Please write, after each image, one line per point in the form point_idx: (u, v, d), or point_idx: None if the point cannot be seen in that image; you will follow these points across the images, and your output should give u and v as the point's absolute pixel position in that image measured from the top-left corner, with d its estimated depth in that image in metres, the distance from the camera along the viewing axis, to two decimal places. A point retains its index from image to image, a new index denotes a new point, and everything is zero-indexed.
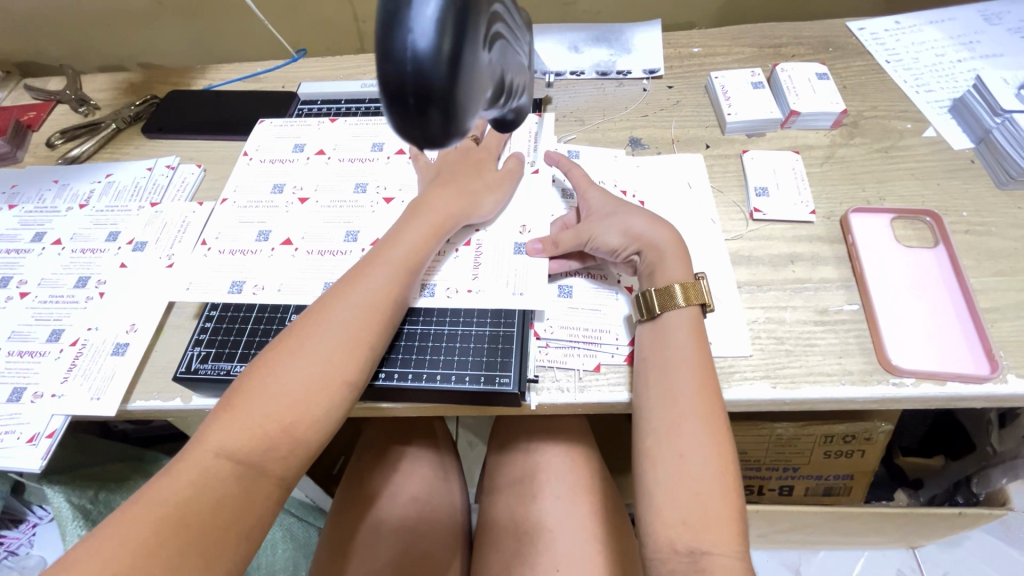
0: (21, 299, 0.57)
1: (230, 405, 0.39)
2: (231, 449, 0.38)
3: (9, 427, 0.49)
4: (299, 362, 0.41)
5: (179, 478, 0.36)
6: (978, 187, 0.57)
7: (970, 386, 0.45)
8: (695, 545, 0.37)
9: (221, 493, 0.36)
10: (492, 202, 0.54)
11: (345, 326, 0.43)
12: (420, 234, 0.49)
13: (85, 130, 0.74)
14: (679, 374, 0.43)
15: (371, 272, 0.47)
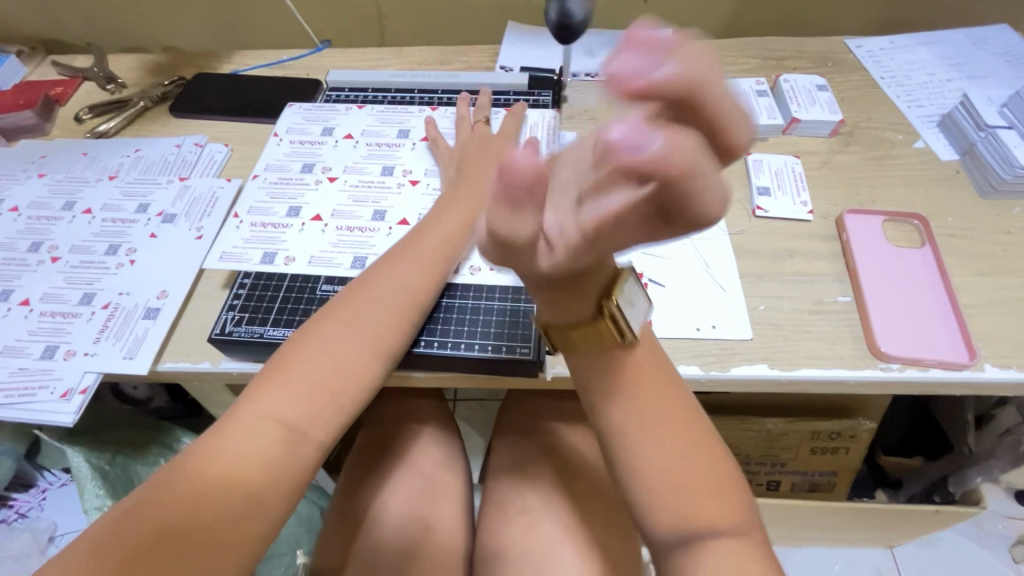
0: (53, 263, 0.59)
1: (272, 373, 0.41)
2: (275, 415, 0.39)
3: (44, 382, 0.51)
4: (340, 338, 0.44)
5: (220, 444, 0.37)
6: (962, 195, 0.61)
7: (950, 373, 0.49)
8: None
9: (264, 460, 0.38)
10: None
11: (384, 310, 0.46)
12: (457, 223, 0.53)
13: (114, 106, 0.76)
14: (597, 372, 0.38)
15: (404, 262, 0.49)
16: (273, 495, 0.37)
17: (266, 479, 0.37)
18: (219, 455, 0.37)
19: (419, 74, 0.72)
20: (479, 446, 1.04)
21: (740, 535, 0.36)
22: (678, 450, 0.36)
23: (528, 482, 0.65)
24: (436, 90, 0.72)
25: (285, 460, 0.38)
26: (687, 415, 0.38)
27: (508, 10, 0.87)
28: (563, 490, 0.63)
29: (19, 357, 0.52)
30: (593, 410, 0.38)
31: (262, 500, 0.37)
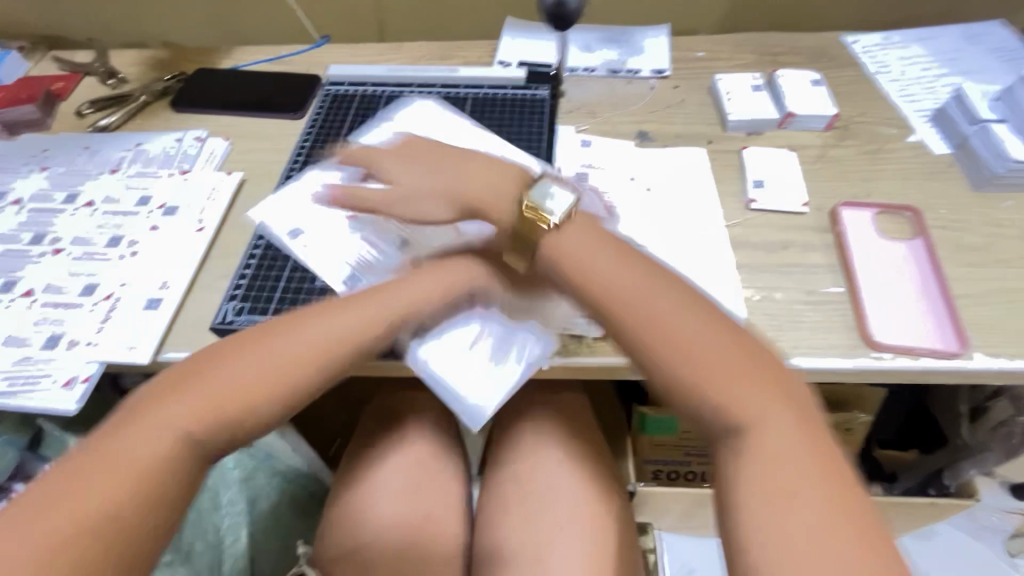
0: (55, 255, 0.60)
1: (188, 377, 0.42)
2: (175, 421, 0.39)
3: (46, 371, 0.51)
4: (276, 352, 0.44)
5: (111, 442, 0.38)
6: (955, 188, 0.62)
7: (943, 361, 0.50)
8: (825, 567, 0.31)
9: (152, 466, 0.38)
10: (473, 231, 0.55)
11: (332, 333, 0.46)
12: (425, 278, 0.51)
13: (115, 101, 0.76)
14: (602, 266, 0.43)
15: (374, 289, 0.49)
16: (158, 500, 0.37)
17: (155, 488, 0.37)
18: (115, 451, 0.37)
19: (418, 69, 0.73)
20: None
21: (793, 424, 0.36)
22: (790, 435, 0.35)
23: (525, 470, 0.66)
24: (435, 85, 0.73)
25: (173, 465, 0.38)
26: (726, 325, 0.40)
27: (506, 7, 0.87)
28: (559, 479, 0.64)
29: (22, 346, 0.53)
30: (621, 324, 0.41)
31: (141, 509, 0.36)
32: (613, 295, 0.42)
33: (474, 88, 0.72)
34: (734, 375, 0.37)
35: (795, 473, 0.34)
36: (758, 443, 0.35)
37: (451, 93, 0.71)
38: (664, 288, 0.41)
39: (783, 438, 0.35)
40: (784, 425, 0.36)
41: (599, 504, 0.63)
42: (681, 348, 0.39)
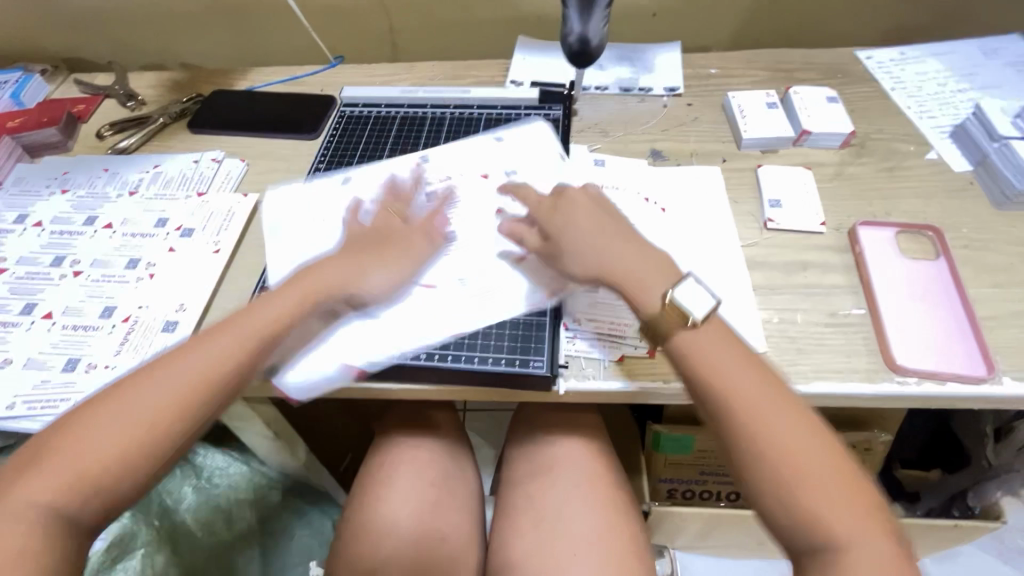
0: (74, 278, 0.60)
1: (85, 424, 0.40)
2: (78, 476, 0.38)
3: (65, 395, 0.52)
4: (166, 388, 0.42)
5: (18, 501, 0.37)
6: (977, 207, 0.61)
7: (969, 387, 0.48)
8: (835, 541, 0.36)
9: (50, 515, 0.37)
10: (386, 274, 0.52)
11: (218, 356, 0.44)
12: (294, 292, 0.48)
13: (134, 123, 0.78)
14: (736, 373, 0.42)
15: (269, 298, 0.48)
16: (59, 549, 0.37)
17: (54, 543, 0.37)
18: (15, 510, 0.37)
19: (431, 89, 0.74)
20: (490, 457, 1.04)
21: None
22: (805, 440, 0.39)
23: (538, 492, 0.65)
24: (448, 105, 0.73)
25: (80, 511, 0.38)
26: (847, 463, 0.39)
27: (518, 26, 0.88)
28: (573, 500, 0.63)
29: (42, 370, 0.53)
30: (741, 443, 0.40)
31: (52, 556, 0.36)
32: (737, 404, 0.41)
33: (487, 108, 0.73)
34: (754, 386, 0.41)
35: (810, 471, 0.38)
36: (775, 448, 0.39)
37: (464, 114, 0.72)
38: (794, 415, 0.40)
39: (801, 443, 0.39)
40: (797, 432, 0.39)
41: (615, 526, 0.61)
42: (712, 365, 0.42)
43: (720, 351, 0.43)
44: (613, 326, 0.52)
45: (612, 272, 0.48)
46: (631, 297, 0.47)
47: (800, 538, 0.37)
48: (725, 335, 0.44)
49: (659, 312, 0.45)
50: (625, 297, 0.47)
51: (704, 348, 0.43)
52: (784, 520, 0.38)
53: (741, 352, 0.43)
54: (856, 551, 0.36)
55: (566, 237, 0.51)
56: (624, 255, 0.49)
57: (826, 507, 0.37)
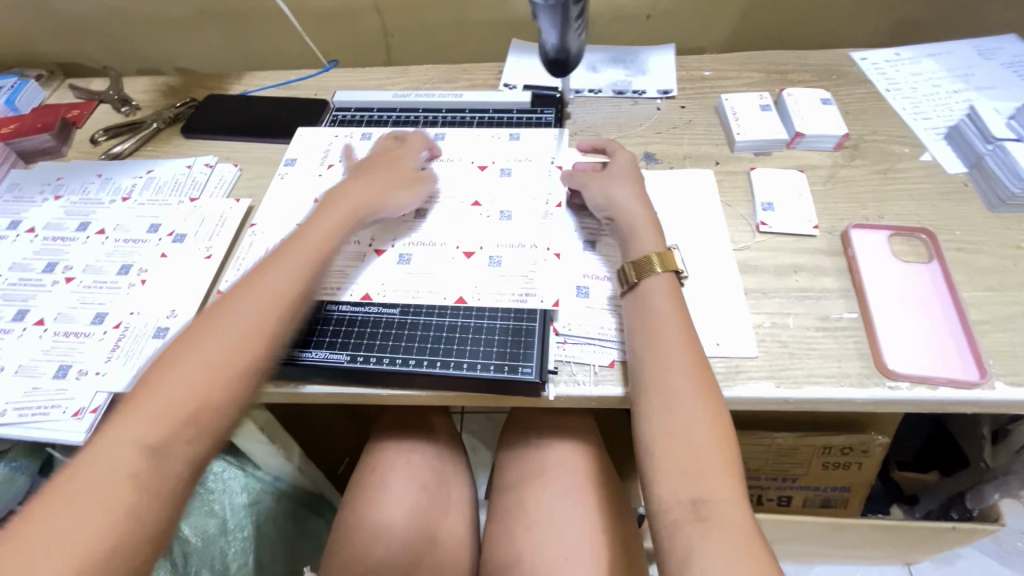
0: (66, 284, 0.60)
1: (169, 362, 0.41)
2: (182, 392, 0.40)
3: (56, 401, 0.52)
4: (244, 312, 0.44)
5: (114, 435, 0.38)
6: (971, 209, 0.60)
7: (960, 391, 0.48)
8: (697, 494, 0.39)
9: (163, 432, 0.38)
10: (403, 199, 0.58)
11: (287, 276, 0.48)
12: (330, 224, 0.52)
13: (127, 128, 0.78)
14: (663, 336, 0.46)
15: (312, 224, 0.52)
16: (167, 468, 0.38)
17: (163, 465, 0.38)
18: (113, 441, 0.38)
19: (424, 93, 0.74)
20: (487, 459, 1.04)
21: (755, 542, 0.37)
22: (697, 406, 0.42)
23: (528, 498, 0.65)
24: (441, 109, 0.73)
25: (194, 427, 0.39)
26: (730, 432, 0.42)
27: (512, 28, 0.88)
28: (563, 506, 0.63)
29: (33, 376, 0.54)
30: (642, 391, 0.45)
31: (162, 476, 0.38)
32: (647, 359, 0.46)
33: (480, 112, 0.73)
34: (677, 353, 0.45)
35: (694, 430, 0.41)
36: (669, 405, 0.43)
37: (456, 118, 0.72)
38: (697, 377, 0.44)
39: (692, 407, 0.42)
40: (696, 400, 0.43)
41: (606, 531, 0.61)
42: (652, 328, 0.47)
43: (668, 311, 0.48)
44: (605, 259, 0.58)
45: (626, 217, 0.55)
46: (631, 237, 0.53)
47: (669, 487, 0.40)
48: (680, 298, 0.49)
49: (655, 254, 0.51)
50: (625, 238, 0.54)
51: (652, 304, 0.49)
52: (663, 468, 0.41)
53: (680, 301, 0.49)
54: (717, 505, 0.38)
55: (602, 178, 0.59)
56: (643, 213, 0.55)
57: (701, 462, 0.40)
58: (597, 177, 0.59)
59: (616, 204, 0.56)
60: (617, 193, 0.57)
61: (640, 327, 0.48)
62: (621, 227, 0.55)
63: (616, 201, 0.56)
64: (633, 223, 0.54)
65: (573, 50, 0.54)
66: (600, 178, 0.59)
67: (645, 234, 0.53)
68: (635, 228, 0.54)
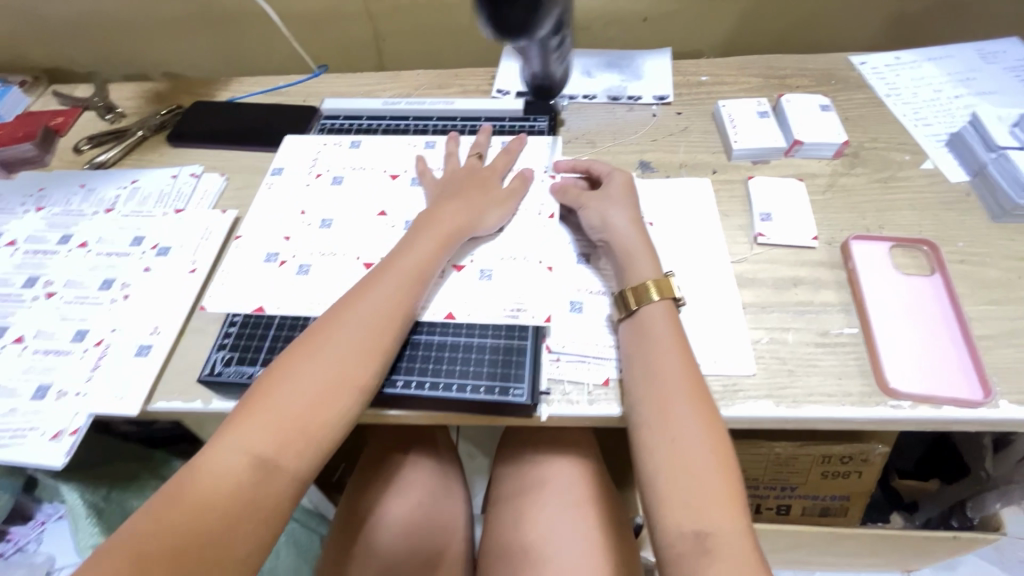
0: (47, 299, 0.59)
1: (280, 378, 0.43)
2: (287, 415, 0.41)
3: (34, 424, 0.50)
4: (352, 334, 0.46)
5: (229, 442, 0.40)
6: (973, 219, 0.59)
7: (964, 411, 0.47)
8: (700, 526, 0.38)
9: (266, 454, 0.40)
10: (497, 216, 0.57)
11: (390, 297, 0.48)
12: (429, 245, 0.53)
13: (112, 136, 0.76)
14: (663, 361, 0.45)
15: (412, 242, 0.53)
16: (275, 484, 0.40)
17: (272, 481, 0.39)
18: (226, 452, 0.39)
19: (414, 101, 0.73)
20: (484, 466, 1.03)
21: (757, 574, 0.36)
22: (697, 434, 0.41)
23: (523, 516, 0.63)
24: (432, 118, 0.72)
25: (297, 451, 0.41)
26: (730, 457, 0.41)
27: None
28: (560, 525, 0.61)
29: (11, 398, 0.52)
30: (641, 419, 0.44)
31: (270, 490, 0.39)
32: (647, 385, 0.45)
33: (471, 120, 0.72)
34: (677, 380, 0.44)
35: (694, 459, 0.40)
36: (669, 434, 0.42)
37: (448, 126, 0.71)
38: (695, 402, 0.43)
39: (692, 436, 0.41)
40: (698, 428, 0.42)
41: (605, 549, 0.59)
42: (650, 354, 0.46)
43: (666, 336, 0.47)
44: (601, 282, 0.56)
45: (622, 242, 0.54)
46: (628, 263, 0.52)
47: (671, 518, 0.39)
48: (677, 323, 0.48)
49: (652, 282, 0.50)
50: (620, 264, 0.53)
51: (651, 329, 0.48)
52: (665, 498, 0.40)
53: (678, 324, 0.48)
54: (719, 538, 0.37)
55: (597, 202, 0.57)
56: (639, 240, 0.53)
57: (704, 493, 0.39)
58: (594, 196, 0.58)
59: (612, 228, 0.55)
60: (613, 215, 0.55)
61: (638, 353, 0.47)
62: (616, 252, 0.54)
63: (612, 225, 0.55)
64: (629, 248, 0.53)
65: (561, 75, 0.63)
66: (597, 199, 0.57)
67: (643, 261, 0.52)
68: (630, 253, 0.53)
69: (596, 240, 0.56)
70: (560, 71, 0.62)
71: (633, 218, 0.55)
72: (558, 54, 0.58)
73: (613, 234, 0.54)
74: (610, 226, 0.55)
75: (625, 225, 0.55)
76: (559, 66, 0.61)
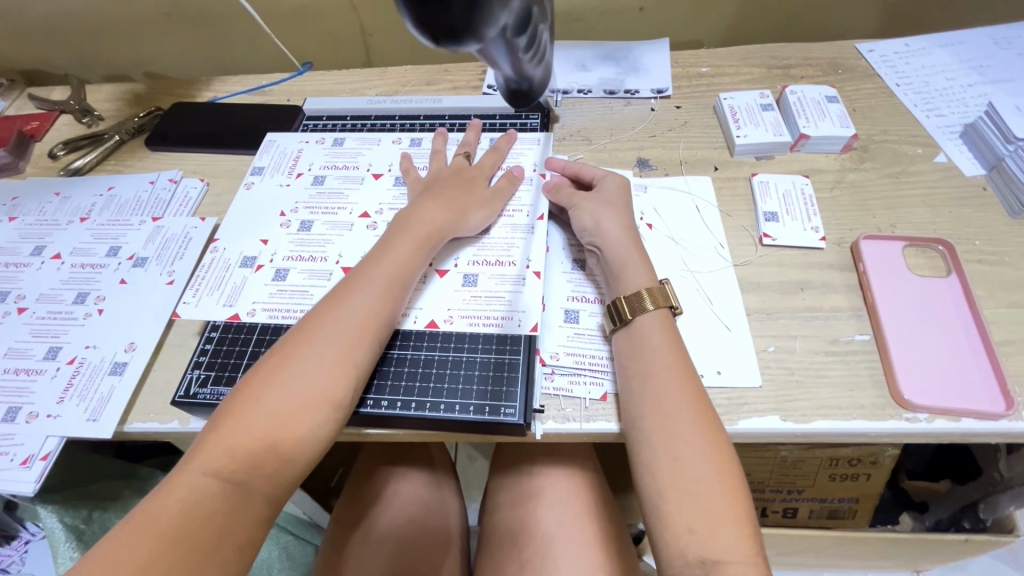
0: (19, 315, 0.56)
1: (248, 396, 0.40)
2: (255, 434, 0.38)
3: (3, 449, 0.48)
4: (326, 346, 0.43)
5: (195, 467, 0.37)
6: (990, 216, 0.56)
7: (983, 423, 0.44)
8: (707, 554, 0.35)
9: (233, 476, 0.37)
10: (480, 217, 0.55)
11: (366, 304, 0.45)
12: (407, 248, 0.50)
13: (88, 141, 0.73)
14: (661, 373, 0.43)
15: (388, 246, 0.50)
16: (249, 508, 0.37)
17: (244, 504, 0.37)
18: (188, 476, 0.36)
19: (400, 99, 0.70)
20: (483, 469, 1.01)
21: None
22: (700, 452, 0.39)
23: (522, 530, 0.60)
24: (418, 116, 0.69)
25: (268, 472, 0.38)
26: (736, 476, 0.38)
27: None
28: (561, 539, 0.58)
29: None
30: (641, 436, 0.41)
31: (243, 514, 0.37)
32: (645, 400, 0.42)
33: (460, 118, 0.69)
34: (676, 395, 0.41)
35: (699, 481, 0.38)
36: (671, 453, 0.39)
37: (436, 125, 0.68)
38: (697, 416, 0.40)
39: (695, 454, 0.39)
40: (701, 447, 0.39)
41: (606, 565, 0.56)
42: (647, 367, 0.44)
43: (664, 346, 0.44)
44: (591, 288, 0.53)
45: (613, 248, 0.51)
46: (622, 270, 0.49)
47: (676, 546, 0.36)
48: (676, 336, 0.45)
49: (645, 291, 0.47)
50: (612, 271, 0.50)
51: (650, 343, 0.45)
52: (669, 524, 0.37)
53: (674, 335, 0.46)
54: (728, 566, 0.35)
55: (591, 205, 0.54)
56: (633, 247, 0.51)
57: (710, 518, 0.36)
58: (584, 198, 0.55)
59: (603, 232, 0.52)
60: (605, 218, 0.52)
61: (635, 366, 0.44)
62: (607, 256, 0.51)
63: (603, 229, 0.52)
64: (622, 252, 0.50)
65: (540, 78, 0.46)
66: (588, 200, 0.54)
67: (636, 267, 0.49)
68: (623, 258, 0.50)
69: (588, 245, 0.53)
70: (539, 67, 0.44)
71: (625, 222, 0.52)
72: (533, 55, 0.42)
73: (604, 238, 0.52)
74: (602, 230, 0.52)
75: (618, 229, 0.52)
76: (538, 64, 0.44)
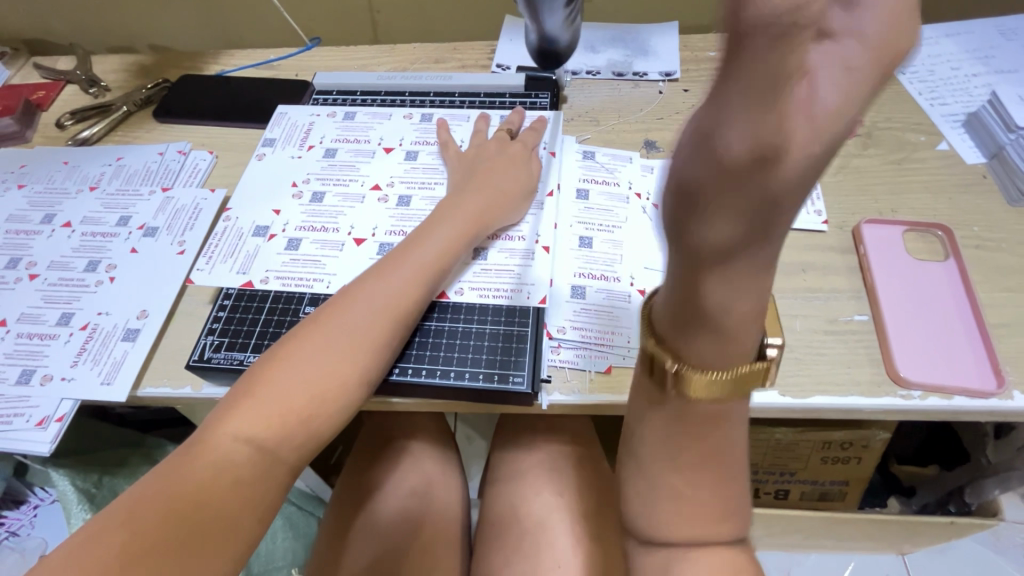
0: (31, 281, 0.57)
1: (282, 366, 0.41)
2: (287, 404, 0.39)
3: (19, 410, 0.49)
4: (360, 326, 0.43)
5: (226, 430, 0.38)
6: (989, 204, 0.57)
7: (976, 401, 0.46)
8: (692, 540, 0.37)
9: (265, 442, 0.38)
10: (518, 205, 0.56)
11: (402, 287, 0.46)
12: (446, 233, 0.50)
13: (95, 111, 0.73)
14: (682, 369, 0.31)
15: (427, 230, 0.50)
16: (274, 475, 0.38)
17: (270, 470, 0.38)
18: (218, 439, 0.37)
19: (410, 76, 0.70)
20: (482, 449, 1.03)
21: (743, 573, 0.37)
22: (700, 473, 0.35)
23: (523, 502, 0.62)
24: (428, 93, 0.69)
25: (293, 442, 0.39)
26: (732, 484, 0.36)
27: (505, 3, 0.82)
28: (561, 510, 0.60)
29: None
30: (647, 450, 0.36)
31: (268, 480, 0.38)
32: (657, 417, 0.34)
33: (470, 95, 0.69)
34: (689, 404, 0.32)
35: (695, 494, 0.35)
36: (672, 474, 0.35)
37: (445, 102, 0.68)
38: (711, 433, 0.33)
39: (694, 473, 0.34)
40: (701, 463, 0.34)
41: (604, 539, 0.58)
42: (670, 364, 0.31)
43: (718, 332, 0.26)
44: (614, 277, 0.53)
45: None
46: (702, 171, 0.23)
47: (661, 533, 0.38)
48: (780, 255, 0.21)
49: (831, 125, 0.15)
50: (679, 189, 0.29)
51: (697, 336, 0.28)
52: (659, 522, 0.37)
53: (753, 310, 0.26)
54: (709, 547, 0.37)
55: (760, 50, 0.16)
56: None
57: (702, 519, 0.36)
58: None
59: None
60: None
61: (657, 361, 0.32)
62: None
63: None
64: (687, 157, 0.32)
65: None
66: None
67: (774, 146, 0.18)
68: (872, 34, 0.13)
69: None
70: None
71: None
72: None
73: None
74: None
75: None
76: None
